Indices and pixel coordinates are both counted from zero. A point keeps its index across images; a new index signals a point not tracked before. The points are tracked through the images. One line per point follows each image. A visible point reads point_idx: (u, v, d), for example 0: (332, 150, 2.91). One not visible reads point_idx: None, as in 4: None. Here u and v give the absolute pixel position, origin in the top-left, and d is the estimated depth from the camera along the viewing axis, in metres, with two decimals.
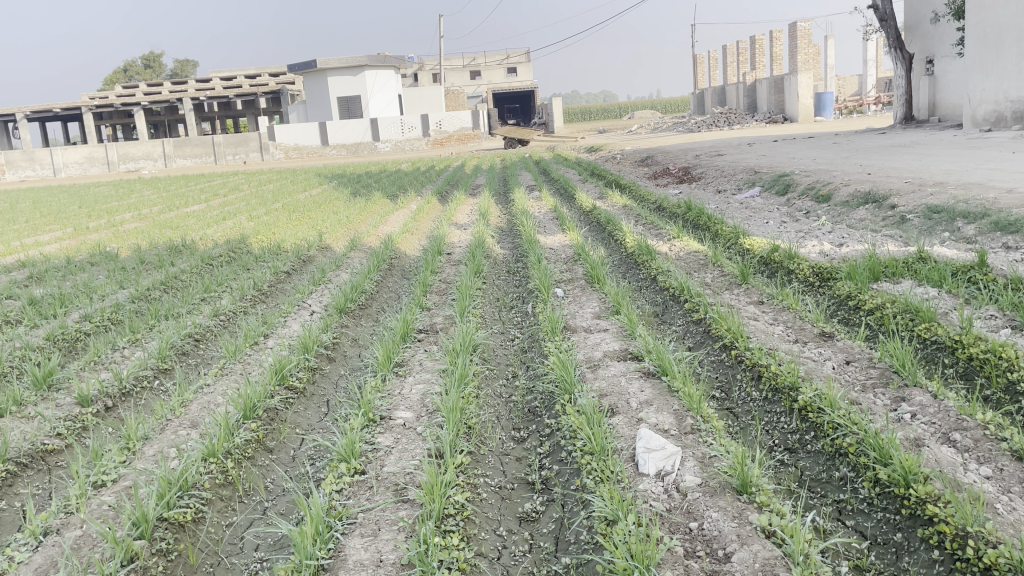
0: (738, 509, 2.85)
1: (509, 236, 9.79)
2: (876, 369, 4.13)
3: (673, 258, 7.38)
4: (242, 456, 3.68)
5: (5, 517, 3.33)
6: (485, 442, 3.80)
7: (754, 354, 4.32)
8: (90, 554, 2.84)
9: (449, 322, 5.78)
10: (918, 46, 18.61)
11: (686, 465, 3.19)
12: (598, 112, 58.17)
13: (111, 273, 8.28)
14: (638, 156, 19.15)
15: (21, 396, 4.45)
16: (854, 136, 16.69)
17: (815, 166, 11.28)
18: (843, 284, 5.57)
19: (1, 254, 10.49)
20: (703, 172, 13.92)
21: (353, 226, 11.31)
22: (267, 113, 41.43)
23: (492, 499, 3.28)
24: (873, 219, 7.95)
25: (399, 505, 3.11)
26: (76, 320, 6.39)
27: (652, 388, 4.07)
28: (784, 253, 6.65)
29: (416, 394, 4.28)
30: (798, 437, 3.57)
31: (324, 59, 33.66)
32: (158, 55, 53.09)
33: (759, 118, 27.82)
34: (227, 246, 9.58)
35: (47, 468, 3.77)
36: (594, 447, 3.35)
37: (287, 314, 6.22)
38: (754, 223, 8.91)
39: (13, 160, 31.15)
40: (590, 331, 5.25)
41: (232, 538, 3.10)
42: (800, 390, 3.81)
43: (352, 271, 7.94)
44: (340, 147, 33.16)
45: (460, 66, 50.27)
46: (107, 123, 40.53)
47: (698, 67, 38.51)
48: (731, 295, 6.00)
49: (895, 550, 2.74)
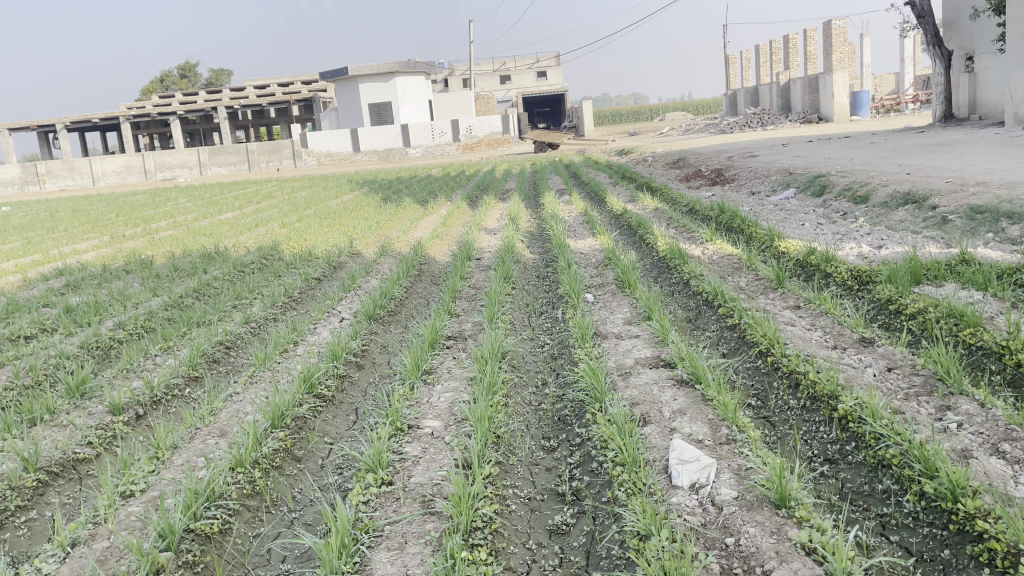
0: (777, 523, 2.74)
1: (539, 241, 9.74)
2: (919, 377, 3.99)
3: (707, 262, 7.26)
4: (269, 465, 3.66)
5: (35, 528, 3.34)
6: (514, 452, 3.73)
7: (792, 361, 4.20)
8: (117, 565, 2.82)
9: (478, 328, 5.73)
10: (957, 42, 18.20)
11: (721, 478, 3.09)
12: (630, 114, 57.93)
13: (146, 281, 8.37)
14: (669, 159, 18.99)
15: (54, 405, 4.49)
16: (891, 136, 16.35)
17: (852, 166, 11.06)
18: (884, 287, 5.41)
19: (41, 263, 10.70)
20: (736, 173, 13.73)
21: (384, 232, 11.33)
22: (299, 120, 41.88)
23: (521, 510, 3.21)
24: (913, 220, 7.74)
25: (426, 518, 3.06)
26: (110, 328, 6.45)
27: (685, 397, 3.96)
28: (821, 256, 6.49)
29: (444, 403, 4.23)
30: (838, 447, 3.45)
31: (355, 66, 33.92)
32: (194, 65, 54.03)
33: (793, 118, 27.42)
34: (259, 253, 9.65)
35: (78, 477, 3.78)
36: (626, 458, 3.26)
37: (317, 321, 6.22)
38: (790, 225, 8.74)
39: (53, 170, 32.02)
40: (621, 338, 5.15)
41: (259, 550, 3.07)
42: (839, 398, 3.69)
43: (382, 277, 7.94)
44: (371, 153, 33.38)
45: (490, 71, 50.39)
46: (144, 133, 41.29)
47: (731, 68, 38.11)
48: (767, 299, 5.88)
49: (942, 567, 2.62)
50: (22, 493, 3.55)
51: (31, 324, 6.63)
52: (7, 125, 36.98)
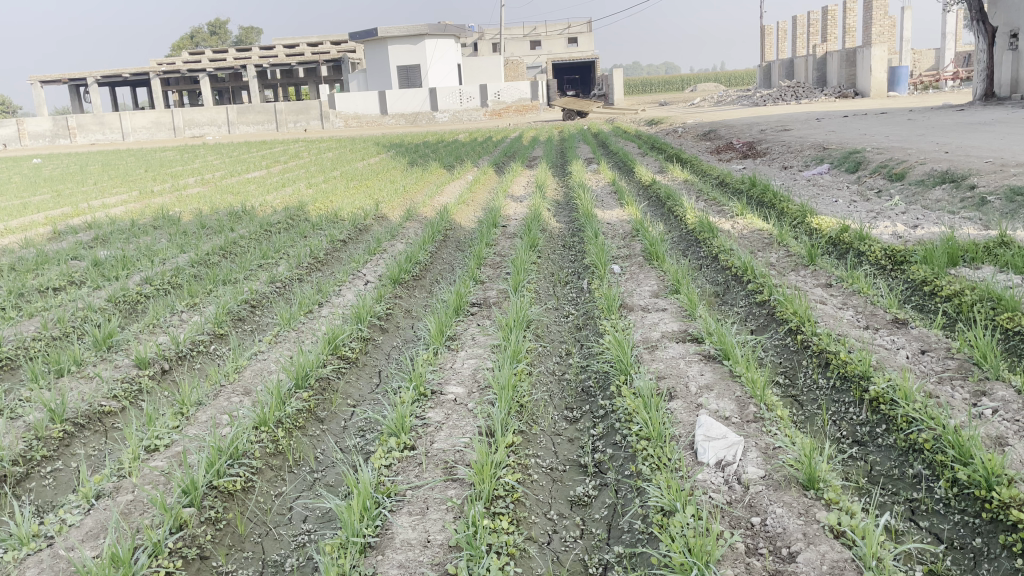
0: (804, 505, 2.69)
1: (565, 210, 9.63)
2: (953, 361, 3.89)
3: (737, 236, 7.13)
4: (293, 425, 3.67)
5: (62, 478, 3.40)
6: (536, 421, 3.70)
7: (822, 340, 4.12)
8: (140, 518, 2.84)
9: (503, 296, 5.67)
10: (1001, 19, 17.63)
11: (749, 457, 3.03)
12: (661, 83, 57.09)
13: (173, 237, 8.41)
14: (700, 130, 18.68)
15: (81, 357, 4.54)
16: (930, 113, 15.93)
17: (888, 143, 10.79)
18: (919, 268, 5.29)
19: (71, 216, 10.79)
20: (768, 147, 13.47)
21: (409, 196, 11.28)
22: (327, 81, 41.70)
23: (543, 480, 3.19)
24: (950, 200, 7.54)
25: (448, 484, 3.04)
26: (137, 282, 6.49)
27: (712, 372, 3.91)
28: (855, 233, 6.35)
29: (467, 369, 4.21)
30: (867, 429, 3.39)
31: (385, 28, 33.64)
32: (225, 22, 54.01)
33: (828, 92, 26.83)
34: (286, 213, 9.65)
35: (103, 429, 3.83)
36: (650, 432, 3.22)
37: (341, 284, 6.19)
38: (823, 202, 8.57)
39: (84, 124, 32.54)
40: (647, 310, 5.08)
41: (281, 509, 3.07)
42: (871, 379, 3.61)
43: (407, 241, 7.91)
44: (398, 116, 33.19)
45: (520, 36, 49.80)
46: (174, 89, 41.42)
47: (766, 38, 37.29)
48: (797, 277, 5.76)
49: (974, 556, 2.55)
50: (49, 444, 3.60)
51: (60, 277, 6.70)
52: (38, 77, 37.36)
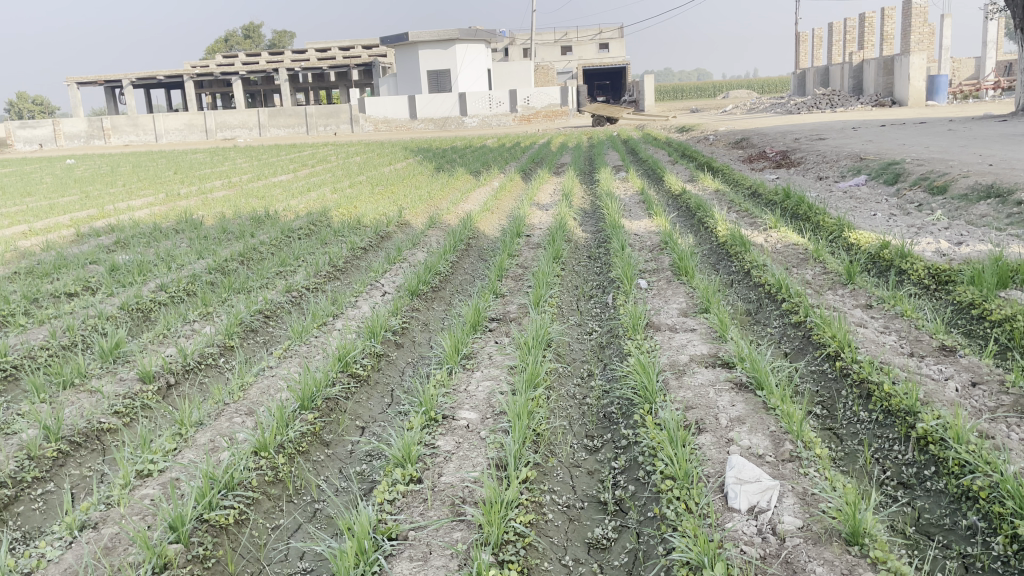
0: (848, 564, 2.42)
1: (592, 218, 9.40)
2: (1008, 396, 3.56)
3: (769, 250, 6.84)
4: (295, 450, 3.46)
5: (54, 502, 3.21)
6: (554, 451, 3.47)
7: (863, 368, 3.83)
8: (122, 556, 2.65)
9: (523, 312, 5.44)
10: None
11: (784, 503, 2.77)
12: (692, 90, 56.59)
13: (194, 242, 8.29)
14: (732, 137, 18.32)
15: (86, 369, 4.38)
16: (972, 123, 15.46)
17: (928, 154, 10.39)
18: (966, 289, 4.97)
19: (96, 218, 10.78)
20: (802, 156, 13.11)
21: (434, 202, 11.13)
22: (359, 85, 41.83)
23: (559, 521, 2.95)
24: (996, 215, 7.17)
25: (454, 525, 2.81)
26: (152, 289, 6.34)
27: (745, 403, 3.63)
28: (896, 250, 6.02)
29: (482, 393, 3.96)
30: (914, 471, 3.10)
31: (415, 33, 33.61)
32: (258, 27, 54.77)
33: (865, 100, 26.22)
34: (308, 218, 9.53)
35: (101, 448, 3.66)
36: (677, 472, 2.96)
37: (358, 294, 6.00)
38: (860, 215, 8.24)
39: (118, 125, 33.01)
40: (675, 330, 4.81)
41: (276, 544, 2.87)
42: (918, 416, 3.32)
43: (428, 250, 7.71)
44: (427, 120, 33.01)
45: (552, 41, 49.77)
46: (207, 91, 41.85)
47: (800, 46, 36.70)
48: (835, 296, 5.45)
49: None
50: (41, 464, 3.42)
51: (76, 282, 6.59)
52: (75, 78, 38.00)
